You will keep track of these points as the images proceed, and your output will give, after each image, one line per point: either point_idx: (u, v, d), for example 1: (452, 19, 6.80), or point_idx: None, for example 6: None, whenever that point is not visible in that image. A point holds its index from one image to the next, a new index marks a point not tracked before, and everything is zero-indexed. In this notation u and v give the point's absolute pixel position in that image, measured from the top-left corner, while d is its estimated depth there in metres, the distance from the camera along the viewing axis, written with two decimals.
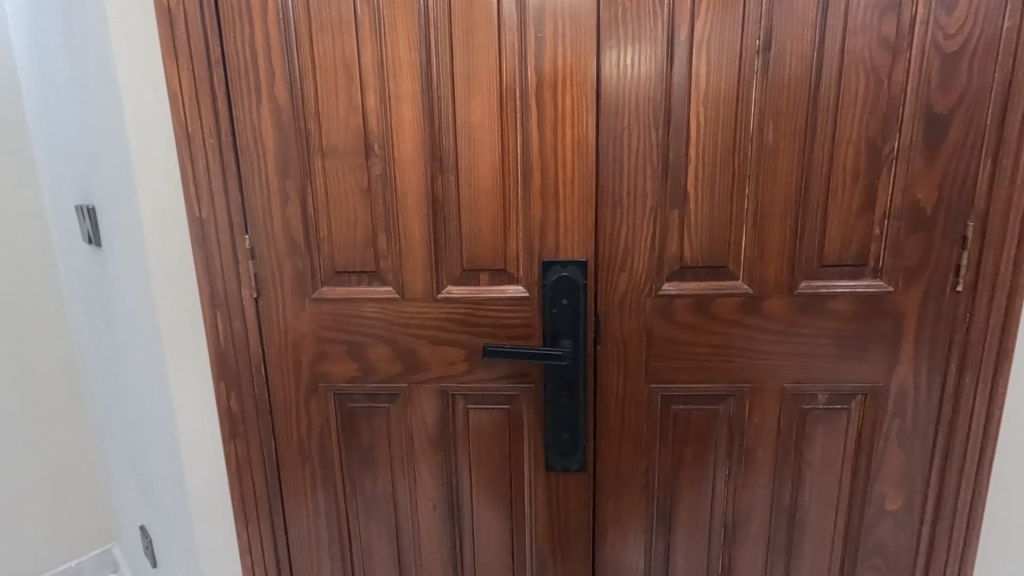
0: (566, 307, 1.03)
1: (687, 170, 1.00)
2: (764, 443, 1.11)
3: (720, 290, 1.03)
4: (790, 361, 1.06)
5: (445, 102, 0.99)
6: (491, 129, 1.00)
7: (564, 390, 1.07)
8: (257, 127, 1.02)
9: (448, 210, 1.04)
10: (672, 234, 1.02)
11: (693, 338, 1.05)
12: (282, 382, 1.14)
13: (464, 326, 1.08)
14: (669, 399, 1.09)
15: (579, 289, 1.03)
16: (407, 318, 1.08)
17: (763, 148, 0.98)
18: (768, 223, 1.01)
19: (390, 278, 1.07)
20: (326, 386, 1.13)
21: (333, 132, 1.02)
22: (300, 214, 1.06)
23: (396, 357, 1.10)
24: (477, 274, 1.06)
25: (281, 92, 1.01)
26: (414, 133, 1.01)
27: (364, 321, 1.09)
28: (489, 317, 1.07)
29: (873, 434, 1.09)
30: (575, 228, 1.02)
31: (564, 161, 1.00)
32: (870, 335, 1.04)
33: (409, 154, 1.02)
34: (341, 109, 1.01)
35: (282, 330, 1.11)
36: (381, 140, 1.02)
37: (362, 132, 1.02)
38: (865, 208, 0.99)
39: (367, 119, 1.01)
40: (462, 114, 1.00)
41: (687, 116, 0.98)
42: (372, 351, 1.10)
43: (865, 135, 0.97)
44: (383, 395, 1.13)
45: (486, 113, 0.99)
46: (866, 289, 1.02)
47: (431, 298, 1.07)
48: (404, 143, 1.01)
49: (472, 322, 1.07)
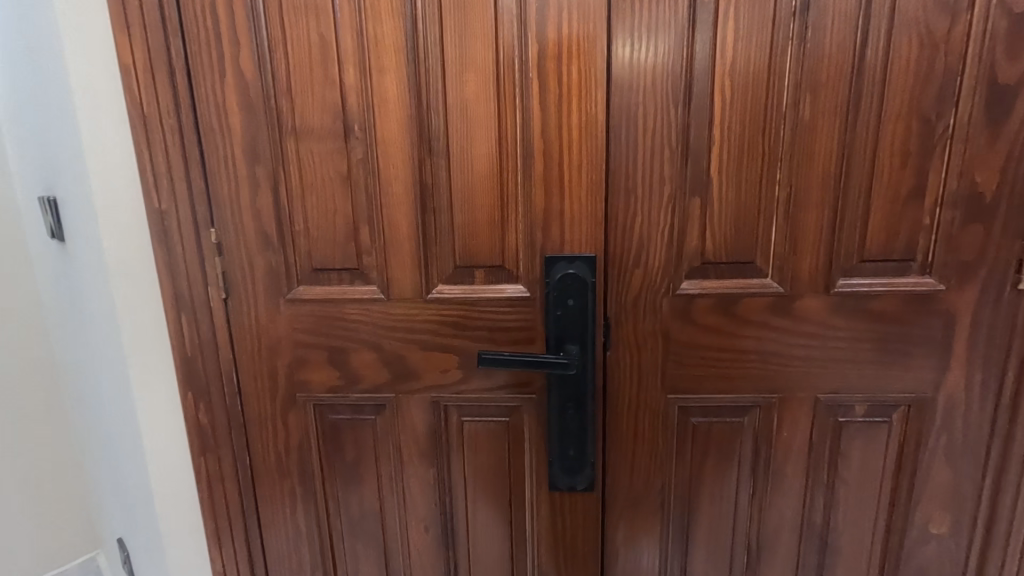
0: (572, 309, 0.91)
1: (710, 151, 0.87)
2: (794, 459, 0.99)
3: (747, 289, 0.91)
4: (825, 369, 0.94)
5: (435, 74, 0.87)
6: (487, 106, 0.87)
7: (571, 402, 0.95)
8: (221, 105, 0.90)
9: (439, 200, 0.92)
10: (692, 226, 0.90)
11: (715, 343, 0.93)
12: (256, 392, 1.02)
13: (457, 330, 0.96)
14: (688, 410, 0.98)
15: (587, 288, 0.91)
16: (393, 321, 0.97)
17: (798, 126, 0.85)
18: (803, 212, 0.88)
19: (375, 276, 0.96)
20: (305, 396, 1.02)
21: (308, 111, 0.90)
22: (272, 204, 0.94)
23: (382, 365, 0.99)
24: (472, 271, 0.94)
25: (248, 65, 0.88)
26: (399, 111, 0.88)
27: (345, 324, 0.97)
28: (486, 320, 0.95)
29: (918, 450, 0.97)
30: (582, 219, 0.90)
31: (569, 143, 0.87)
32: (918, 340, 0.92)
33: (394, 136, 0.89)
34: (317, 84, 0.89)
35: (255, 334, 0.99)
36: (361, 119, 0.90)
37: (340, 110, 0.90)
38: (914, 195, 0.87)
39: (346, 95, 0.89)
40: (455, 89, 0.87)
41: (711, 90, 0.86)
42: (355, 357, 0.99)
43: (917, 110, 0.84)
44: (368, 407, 1.01)
45: (481, 87, 0.87)
46: (914, 288, 0.90)
47: (420, 298, 0.95)
48: (389, 123, 0.89)
49: (466, 325, 0.96)
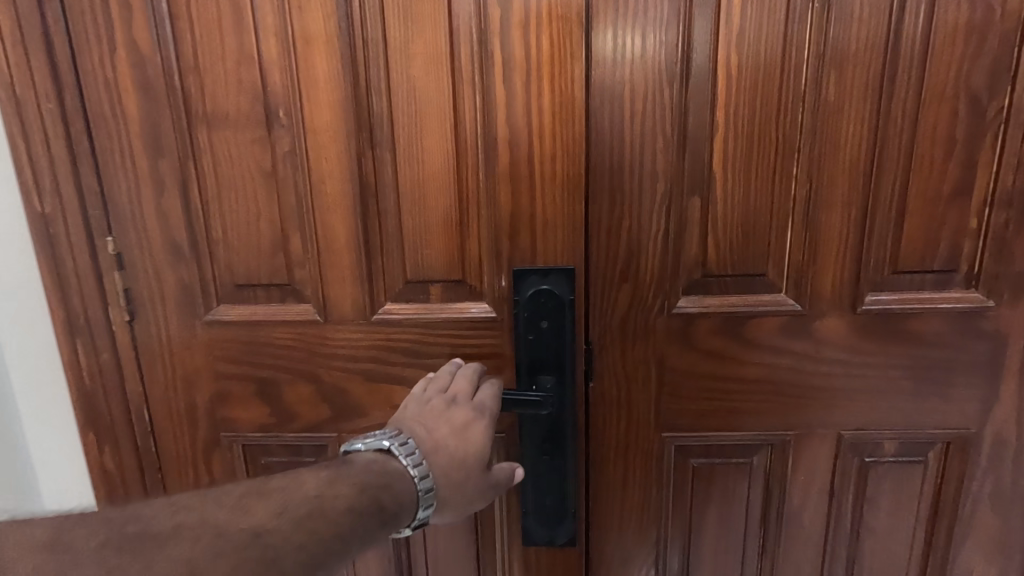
0: (546, 333, 0.76)
1: (713, 139, 0.72)
2: (811, 506, 0.83)
3: (757, 306, 0.75)
4: (849, 400, 0.78)
5: (375, 46, 0.70)
6: (440, 85, 0.71)
7: (548, 444, 0.79)
8: (113, 85, 0.73)
9: (384, 200, 0.75)
10: (691, 230, 0.74)
11: (719, 371, 0.78)
12: (172, 433, 0.86)
13: (410, 358, 0.80)
14: (686, 450, 0.82)
15: (565, 307, 0.75)
16: (333, 347, 0.80)
17: (820, 109, 0.70)
18: (825, 214, 0.73)
19: (309, 294, 0.79)
20: (230, 436, 0.85)
21: (221, 92, 0.73)
22: (182, 207, 0.77)
23: (321, 399, 0.82)
24: (426, 287, 0.78)
25: (143, 36, 0.72)
26: (332, 92, 0.72)
27: (276, 350, 0.81)
28: (444, 346, 0.79)
29: (958, 495, 0.81)
30: (558, 222, 0.74)
31: (540, 131, 0.71)
32: (961, 366, 0.76)
33: (327, 122, 0.73)
34: (230, 59, 0.72)
35: (168, 363, 0.83)
36: (286, 101, 0.73)
37: (259, 90, 0.73)
38: (959, 192, 0.72)
39: (267, 72, 0.72)
40: (400, 64, 0.71)
41: (713, 64, 0.70)
42: (288, 390, 0.82)
43: (965, 89, 0.69)
44: (306, 448, 0.85)
45: (431, 61, 0.71)
46: (958, 305, 0.74)
47: (365, 320, 0.79)
48: (319, 106, 0.72)
49: (420, 351, 0.79)
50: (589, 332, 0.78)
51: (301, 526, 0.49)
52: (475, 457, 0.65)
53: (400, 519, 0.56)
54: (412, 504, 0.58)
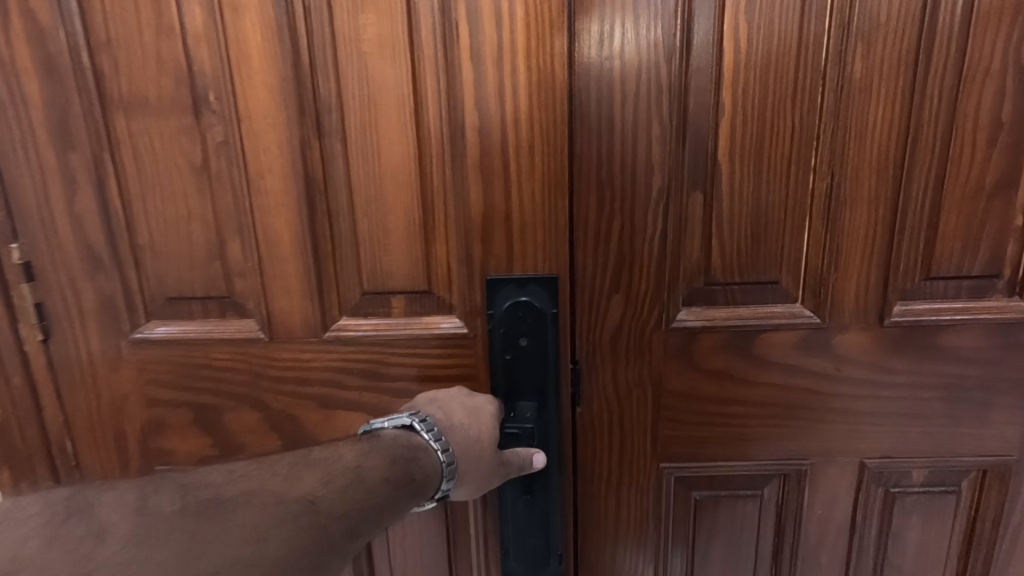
0: (526, 352, 0.65)
1: (717, 125, 0.61)
2: (829, 541, 0.74)
3: (769, 319, 0.65)
4: (872, 424, 0.69)
5: (318, 17, 0.59)
6: (395, 63, 0.60)
7: (532, 476, 0.69)
8: (11, 66, 0.62)
9: (335, 199, 0.64)
10: (693, 232, 0.64)
11: (725, 394, 0.68)
12: (100, 466, 0.75)
13: (369, 381, 0.69)
14: (687, 481, 0.72)
15: (546, 320, 0.65)
16: (281, 369, 0.70)
17: (843, 88, 0.60)
18: (848, 211, 0.62)
19: (251, 308, 0.68)
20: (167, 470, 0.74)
21: (139, 74, 0.62)
22: (100, 209, 0.66)
23: (269, 428, 0.72)
24: (386, 299, 0.67)
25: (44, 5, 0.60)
26: (270, 72, 0.61)
27: (216, 373, 0.70)
28: (407, 367, 0.68)
29: (995, 528, 0.72)
30: (538, 223, 0.63)
31: (514, 117, 0.61)
32: (1000, 385, 0.67)
33: (264, 107, 0.62)
34: (147, 34, 0.61)
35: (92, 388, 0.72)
36: (216, 83, 0.62)
37: (183, 70, 0.62)
38: (1003, 185, 0.62)
39: (191, 49, 0.61)
40: (348, 36, 0.60)
41: (717, 37, 0.59)
42: (232, 418, 0.72)
43: (1013, 63, 0.58)
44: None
45: (384, 34, 0.60)
46: (1000, 316, 0.64)
47: (317, 338, 0.68)
48: (255, 90, 0.61)
49: (381, 373, 0.69)
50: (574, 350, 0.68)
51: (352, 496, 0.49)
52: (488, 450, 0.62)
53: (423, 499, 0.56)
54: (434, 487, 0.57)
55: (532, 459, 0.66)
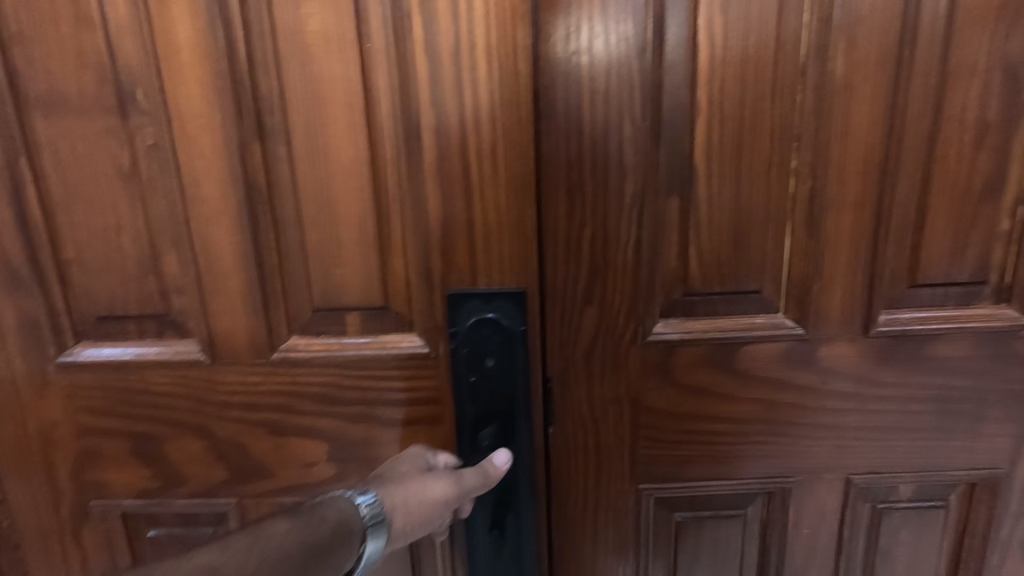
0: (493, 375, 0.61)
1: (693, 126, 0.57)
2: (815, 561, 0.70)
3: (751, 331, 0.62)
4: (859, 439, 0.65)
5: (257, 7, 0.54)
6: (345, 58, 0.55)
7: (503, 508, 0.65)
8: None
9: (284, 207, 0.59)
10: (670, 239, 0.60)
11: (706, 411, 0.64)
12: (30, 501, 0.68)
13: (323, 405, 0.64)
14: (668, 503, 0.68)
15: (513, 339, 0.60)
16: (226, 393, 0.64)
17: (824, 86, 0.56)
18: (832, 216, 0.59)
19: (191, 326, 0.63)
20: (104, 503, 0.68)
21: (59, 70, 0.56)
22: (20, 219, 0.60)
23: (217, 456, 0.66)
24: (339, 317, 0.62)
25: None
26: (206, 68, 0.55)
27: (155, 398, 0.65)
28: (364, 391, 0.63)
29: (985, 544, 0.69)
30: (505, 232, 0.58)
31: (475, 115, 0.56)
32: (989, 396, 0.64)
33: (201, 107, 0.56)
34: (66, 26, 0.55)
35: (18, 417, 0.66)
36: (143, 80, 0.56)
37: (107, 65, 0.56)
38: (991, 188, 0.59)
39: (116, 43, 0.55)
40: (293, 29, 0.54)
41: (693, 30, 0.55)
42: (174, 446, 0.66)
43: (1000, 61, 0.55)
44: (202, 517, 0.68)
45: (328, 25, 0.54)
46: (989, 324, 0.62)
47: (264, 359, 0.63)
48: (190, 87, 0.56)
49: (336, 397, 0.64)
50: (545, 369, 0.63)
51: (306, 524, 0.51)
52: (419, 476, 0.58)
53: (350, 536, 0.52)
54: (358, 521, 0.53)
55: (493, 460, 0.61)
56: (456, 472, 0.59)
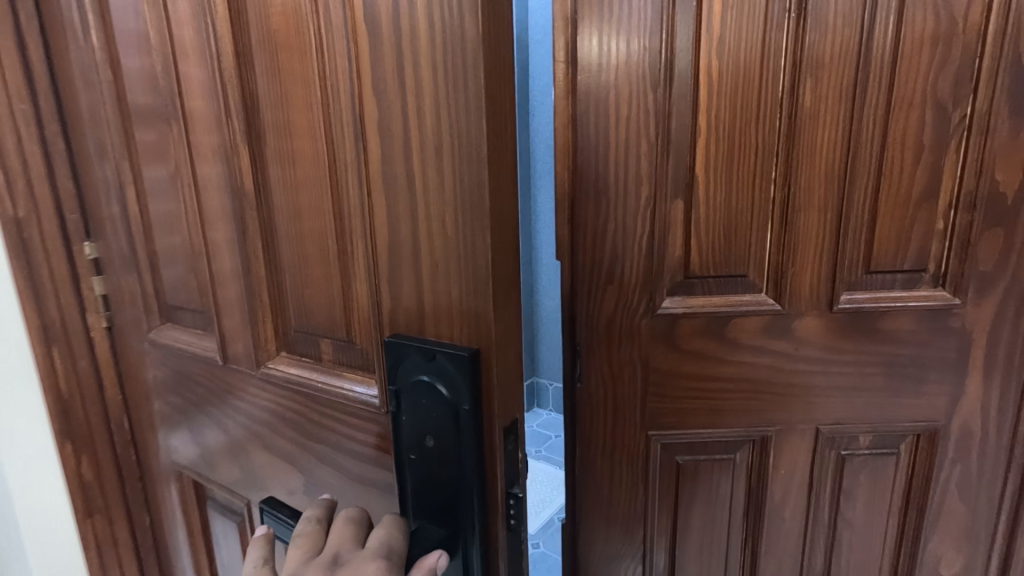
0: (435, 461, 0.44)
1: (694, 145, 0.74)
2: (791, 497, 0.86)
3: (737, 306, 0.78)
4: (825, 396, 0.81)
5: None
6: (321, 37, 0.43)
7: None
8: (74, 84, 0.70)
9: (283, 213, 0.52)
10: (675, 232, 0.76)
11: (702, 371, 0.80)
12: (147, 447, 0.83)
13: (297, 436, 0.58)
14: (671, 448, 0.84)
15: (454, 416, 0.41)
16: (235, 396, 0.63)
17: (797, 114, 0.72)
18: (803, 216, 0.75)
19: (212, 324, 0.62)
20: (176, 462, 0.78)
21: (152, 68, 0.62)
22: (132, 207, 0.69)
23: (245, 448, 0.65)
24: (316, 343, 0.54)
25: (86, 20, 0.65)
26: (225, 73, 0.51)
27: (196, 385, 0.68)
28: (332, 434, 0.54)
29: (929, 484, 0.85)
30: (452, 252, 0.39)
31: (417, 103, 0.37)
32: (929, 361, 0.80)
33: (221, 104, 0.52)
34: (141, 31, 0.58)
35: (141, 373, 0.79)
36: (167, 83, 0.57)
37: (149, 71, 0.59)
38: (927, 195, 0.75)
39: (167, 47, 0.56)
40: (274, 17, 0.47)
41: (695, 71, 0.72)
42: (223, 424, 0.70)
43: (932, 97, 0.72)
44: (233, 506, 0.73)
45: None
46: (927, 303, 0.78)
47: (256, 373, 0.59)
48: (209, 88, 0.52)
49: (309, 430, 0.56)
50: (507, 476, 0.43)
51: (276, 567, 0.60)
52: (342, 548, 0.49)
53: None
54: None
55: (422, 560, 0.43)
56: (330, 574, 0.40)
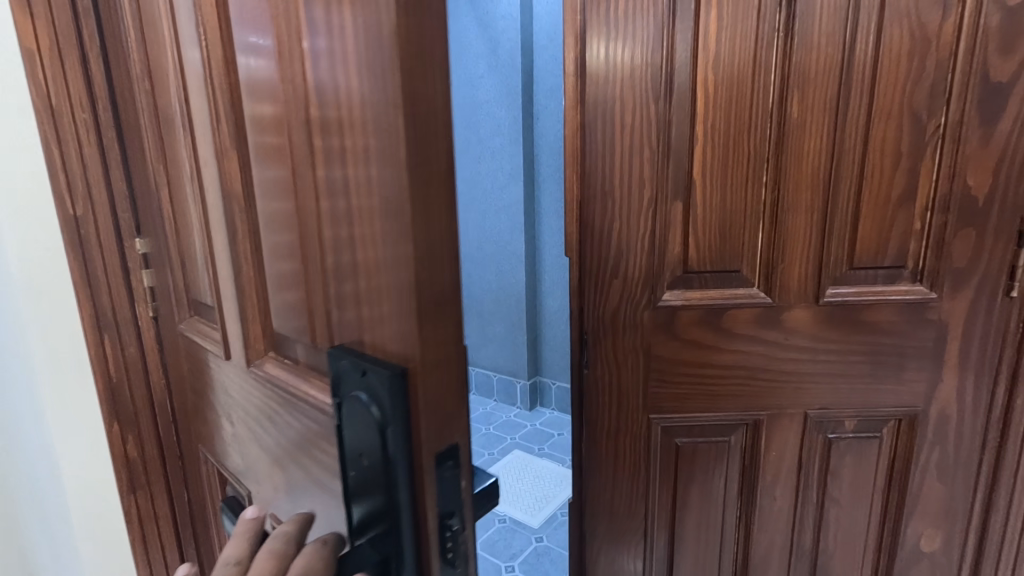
0: (370, 481, 0.39)
1: (692, 151, 0.81)
2: (782, 477, 0.93)
3: (732, 299, 0.85)
4: (813, 382, 0.88)
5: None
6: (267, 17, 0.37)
7: None
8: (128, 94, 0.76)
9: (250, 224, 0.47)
10: (675, 231, 0.83)
11: (700, 359, 0.87)
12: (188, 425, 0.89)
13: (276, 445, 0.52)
14: (671, 431, 0.91)
15: (386, 431, 0.36)
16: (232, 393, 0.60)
17: (785, 124, 0.79)
18: (791, 217, 0.82)
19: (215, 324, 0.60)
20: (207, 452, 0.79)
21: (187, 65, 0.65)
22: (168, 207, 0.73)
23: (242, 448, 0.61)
24: (289, 350, 0.47)
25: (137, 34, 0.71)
26: (204, 69, 0.46)
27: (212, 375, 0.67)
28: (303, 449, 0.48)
29: (908, 466, 0.92)
30: (380, 274, 0.34)
31: (350, 106, 0.32)
32: (907, 350, 0.87)
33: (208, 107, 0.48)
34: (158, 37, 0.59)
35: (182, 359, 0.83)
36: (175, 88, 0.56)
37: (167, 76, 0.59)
38: (905, 198, 0.82)
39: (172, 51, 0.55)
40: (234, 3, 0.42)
41: (693, 84, 0.79)
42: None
43: (908, 108, 0.79)
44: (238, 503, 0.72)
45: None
46: (906, 297, 0.85)
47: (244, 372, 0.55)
48: (196, 81, 0.49)
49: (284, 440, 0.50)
50: (443, 503, 0.38)
51: None
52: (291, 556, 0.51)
53: None
54: None
55: None
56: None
